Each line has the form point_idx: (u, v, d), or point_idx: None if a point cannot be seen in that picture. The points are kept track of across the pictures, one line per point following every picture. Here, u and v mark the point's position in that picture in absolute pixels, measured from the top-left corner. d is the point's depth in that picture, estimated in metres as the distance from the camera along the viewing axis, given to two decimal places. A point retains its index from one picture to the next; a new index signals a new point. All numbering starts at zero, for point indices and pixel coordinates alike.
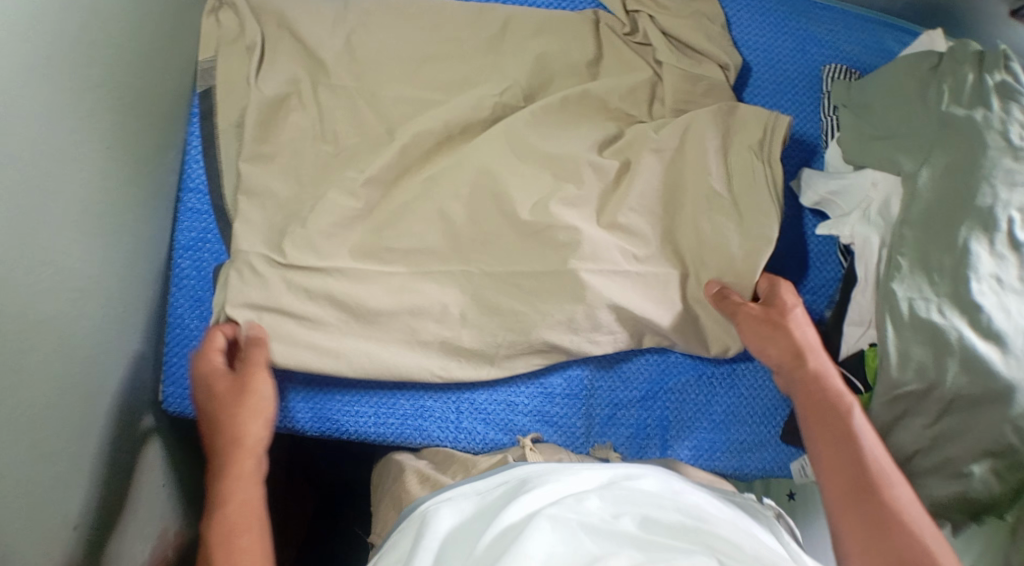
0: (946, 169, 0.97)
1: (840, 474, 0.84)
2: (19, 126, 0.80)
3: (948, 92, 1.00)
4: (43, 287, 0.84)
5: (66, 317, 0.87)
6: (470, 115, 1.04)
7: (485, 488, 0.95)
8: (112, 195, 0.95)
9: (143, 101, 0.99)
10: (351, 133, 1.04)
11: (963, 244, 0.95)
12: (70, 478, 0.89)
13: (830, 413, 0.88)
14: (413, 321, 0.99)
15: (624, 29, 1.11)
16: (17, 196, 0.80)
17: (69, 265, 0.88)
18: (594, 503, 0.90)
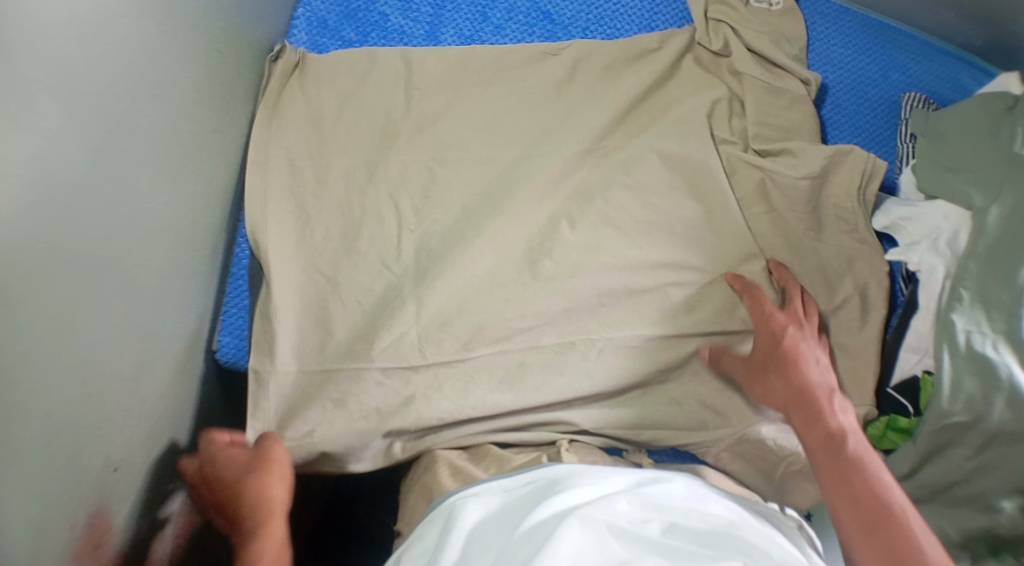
0: (1014, 207, 0.98)
1: (851, 508, 0.80)
2: (107, 42, 0.78)
3: (1022, 133, 1.01)
4: (113, 211, 0.82)
5: (132, 249, 0.85)
6: (560, 107, 1.05)
7: (512, 484, 0.92)
8: (188, 133, 0.92)
9: (231, 46, 0.97)
10: (439, 107, 1.04)
11: (1021, 282, 0.95)
12: (120, 417, 0.85)
13: (837, 453, 0.83)
14: (484, 305, 0.99)
15: (705, 37, 1.09)
16: (96, 115, 0.78)
17: (141, 194, 0.86)
18: (623, 505, 0.88)
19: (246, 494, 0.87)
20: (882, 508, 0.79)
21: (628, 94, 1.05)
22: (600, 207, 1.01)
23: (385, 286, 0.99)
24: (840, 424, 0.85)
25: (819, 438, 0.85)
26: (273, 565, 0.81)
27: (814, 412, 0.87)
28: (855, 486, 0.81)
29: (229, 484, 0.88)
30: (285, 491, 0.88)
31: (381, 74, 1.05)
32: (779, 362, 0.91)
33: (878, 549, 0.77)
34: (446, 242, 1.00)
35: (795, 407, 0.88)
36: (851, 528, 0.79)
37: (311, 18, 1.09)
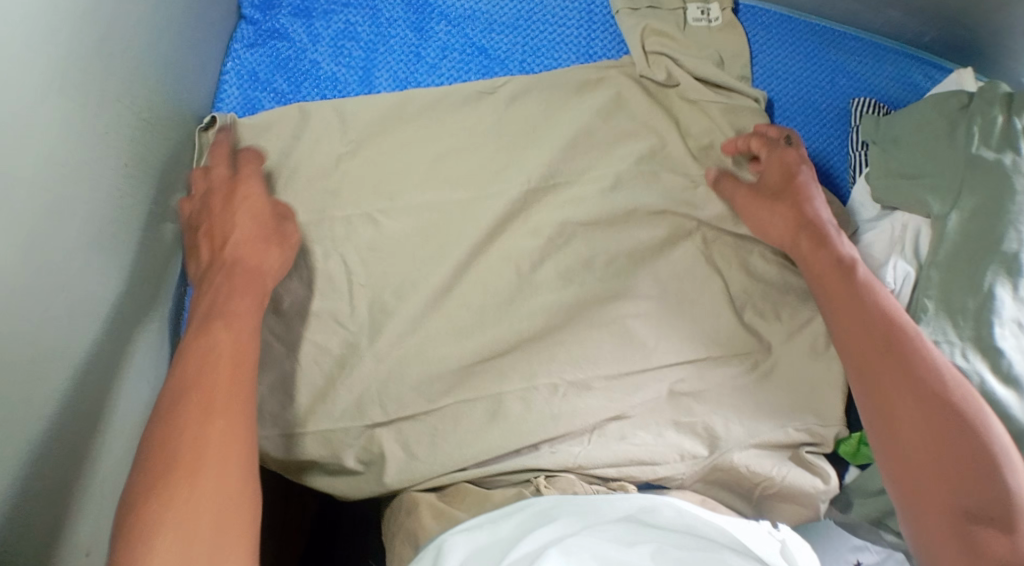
0: (975, 211, 0.97)
1: (860, 332, 0.88)
2: (33, 128, 0.77)
3: (978, 132, 1.00)
4: (68, 299, 0.81)
5: (88, 332, 0.84)
6: (505, 143, 1.03)
7: (498, 518, 0.89)
8: (132, 206, 0.91)
9: (162, 113, 0.96)
10: (382, 154, 1.02)
11: (987, 287, 0.94)
12: (83, 505, 0.84)
13: (841, 281, 0.91)
14: (443, 354, 0.97)
15: (646, 68, 1.07)
16: (26, 207, 0.76)
17: (92, 275, 0.85)
18: (610, 532, 0.84)
19: (239, 254, 0.89)
20: (900, 335, 0.87)
21: (572, 124, 1.03)
22: (553, 241, 1.00)
23: (340, 341, 0.98)
24: (847, 252, 0.93)
25: (824, 271, 0.93)
26: (239, 340, 0.83)
27: (823, 246, 0.94)
28: (864, 313, 0.89)
29: (241, 228, 0.91)
30: (277, 266, 0.91)
31: (319, 124, 1.03)
32: (788, 198, 0.97)
33: (885, 381, 0.85)
34: (401, 293, 0.98)
35: (805, 234, 0.95)
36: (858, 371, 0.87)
37: (240, 71, 1.07)
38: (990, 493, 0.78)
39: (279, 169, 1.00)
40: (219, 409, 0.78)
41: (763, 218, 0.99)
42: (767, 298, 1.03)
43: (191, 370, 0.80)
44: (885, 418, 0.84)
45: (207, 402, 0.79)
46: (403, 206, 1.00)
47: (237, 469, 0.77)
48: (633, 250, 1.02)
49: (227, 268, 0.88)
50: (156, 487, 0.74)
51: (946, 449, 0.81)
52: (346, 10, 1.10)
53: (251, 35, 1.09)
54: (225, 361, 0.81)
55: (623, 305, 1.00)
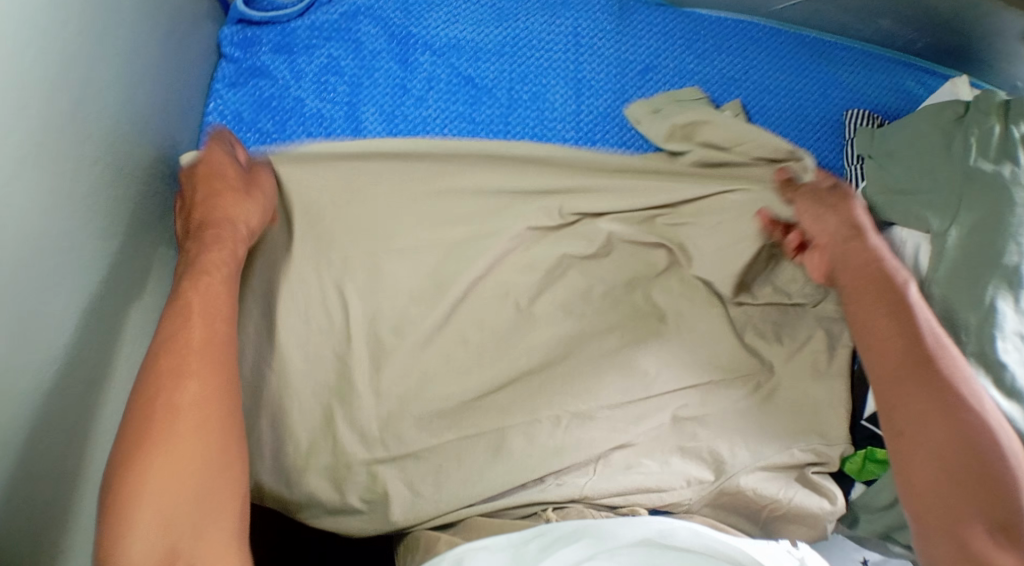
0: (974, 228, 0.96)
1: (894, 340, 0.85)
2: (21, 185, 0.76)
3: (975, 144, 0.99)
4: (63, 358, 0.80)
5: (83, 395, 0.84)
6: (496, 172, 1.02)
7: (520, 541, 0.84)
8: (120, 254, 0.90)
9: (146, 155, 0.94)
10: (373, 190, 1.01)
11: (989, 302, 0.93)
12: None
13: (878, 287, 0.88)
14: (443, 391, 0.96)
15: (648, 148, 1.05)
16: (17, 267, 0.75)
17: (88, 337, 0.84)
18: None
19: (211, 212, 0.89)
20: (936, 348, 0.84)
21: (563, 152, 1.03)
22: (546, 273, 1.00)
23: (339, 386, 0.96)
24: (887, 263, 0.90)
25: (855, 265, 0.90)
26: (213, 295, 0.83)
27: (855, 238, 0.92)
28: (902, 320, 0.86)
29: (213, 190, 0.92)
30: (254, 215, 0.92)
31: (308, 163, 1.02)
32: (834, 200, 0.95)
33: (924, 388, 0.82)
34: (397, 331, 0.97)
35: (849, 237, 0.92)
36: (880, 368, 0.85)
37: (223, 111, 1.05)
38: (1007, 512, 0.77)
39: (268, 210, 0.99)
40: (191, 371, 0.77)
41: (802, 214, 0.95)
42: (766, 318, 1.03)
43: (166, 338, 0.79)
44: (906, 424, 0.81)
45: (177, 366, 0.77)
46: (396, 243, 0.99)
47: (192, 463, 0.74)
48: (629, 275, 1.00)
49: (201, 228, 0.88)
50: (131, 443, 0.73)
51: (967, 461, 0.79)
52: (328, 44, 1.09)
53: (232, 74, 1.07)
54: (196, 349, 0.79)
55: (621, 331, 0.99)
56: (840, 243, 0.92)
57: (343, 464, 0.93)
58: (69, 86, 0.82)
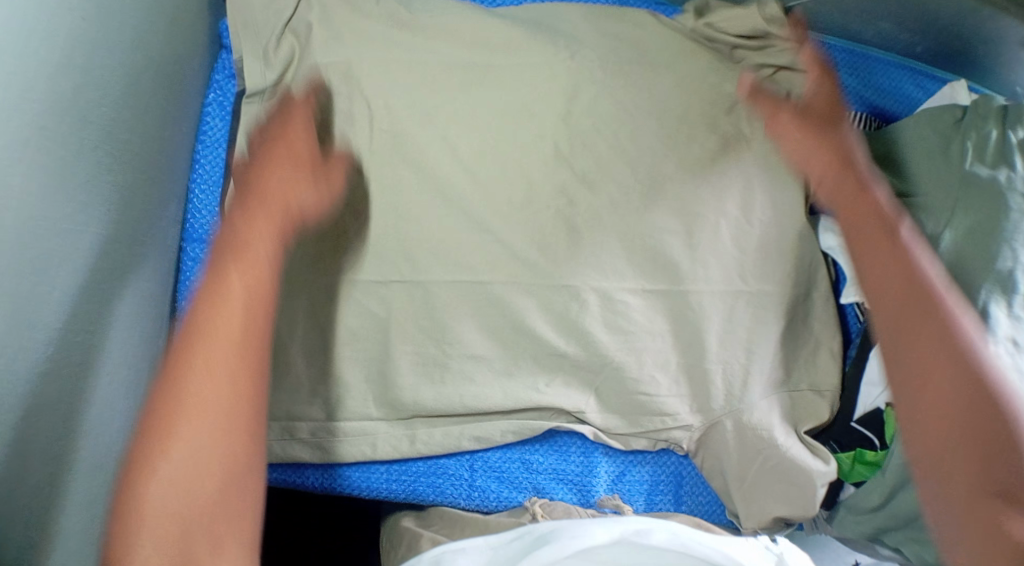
0: (968, 232, 0.96)
1: (886, 285, 0.93)
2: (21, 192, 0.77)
3: (972, 149, 0.99)
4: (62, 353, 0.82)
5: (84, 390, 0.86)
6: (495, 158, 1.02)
7: (498, 543, 0.89)
8: (120, 249, 0.91)
9: (144, 150, 0.95)
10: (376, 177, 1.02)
11: (981, 307, 0.94)
12: (83, 547, 0.86)
13: (876, 223, 0.95)
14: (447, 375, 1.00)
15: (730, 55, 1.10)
16: (18, 272, 0.76)
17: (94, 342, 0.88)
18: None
19: (271, 176, 0.88)
20: (931, 287, 0.92)
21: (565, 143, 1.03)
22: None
23: (336, 385, 0.99)
24: (882, 200, 0.96)
25: (852, 202, 0.97)
26: (256, 281, 0.81)
27: (865, 197, 0.96)
28: (907, 263, 0.93)
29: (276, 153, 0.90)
30: (268, 247, 0.84)
31: None
32: (822, 123, 1.01)
33: (933, 321, 0.90)
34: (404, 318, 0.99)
35: (844, 164, 0.98)
36: (891, 323, 0.92)
37: (222, 102, 1.05)
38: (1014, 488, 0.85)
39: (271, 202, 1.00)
40: (228, 334, 0.79)
41: (789, 144, 1.00)
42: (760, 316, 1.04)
43: (205, 314, 0.79)
44: (933, 382, 0.88)
45: (212, 326, 0.79)
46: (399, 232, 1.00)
47: (221, 469, 0.76)
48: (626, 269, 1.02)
49: (260, 201, 0.86)
50: (157, 424, 0.75)
51: (978, 405, 0.87)
52: None
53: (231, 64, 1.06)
54: (232, 313, 0.80)
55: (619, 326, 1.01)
56: (834, 167, 0.99)
57: (347, 441, 1.00)
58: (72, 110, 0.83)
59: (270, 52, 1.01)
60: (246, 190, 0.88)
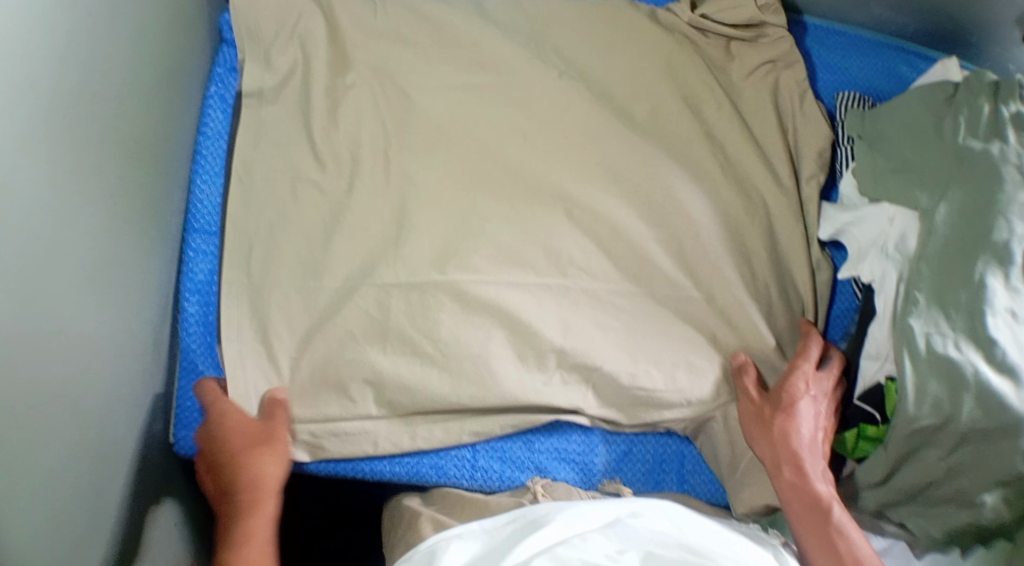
0: (963, 205, 0.97)
1: (809, 508, 0.91)
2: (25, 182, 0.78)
3: (964, 123, 1.00)
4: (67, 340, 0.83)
5: (90, 378, 0.87)
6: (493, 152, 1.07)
7: (492, 526, 0.91)
8: (125, 239, 0.93)
9: (146, 141, 0.96)
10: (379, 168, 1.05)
11: (979, 278, 0.94)
12: (92, 531, 0.88)
13: (797, 474, 0.93)
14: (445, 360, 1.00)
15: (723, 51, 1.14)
16: (24, 259, 0.78)
17: (97, 330, 0.89)
18: (598, 539, 0.87)
19: (246, 470, 0.92)
20: (825, 499, 0.91)
21: (560, 136, 1.08)
22: (536, 266, 1.03)
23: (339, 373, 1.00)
24: (801, 443, 0.94)
25: (785, 459, 0.94)
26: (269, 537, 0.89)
27: (768, 436, 0.96)
28: (821, 520, 0.90)
29: (241, 446, 0.94)
30: (279, 470, 0.94)
31: (310, 141, 1.05)
32: (778, 416, 0.96)
33: (820, 538, 0.89)
34: (408, 301, 1.01)
35: (785, 462, 0.94)
36: (799, 503, 0.92)
37: (223, 95, 1.06)
38: None
39: (276, 193, 1.03)
40: None
41: (745, 420, 0.99)
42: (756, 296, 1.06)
43: (257, 543, 0.89)
44: (828, 563, 0.88)
45: None
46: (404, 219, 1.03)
47: None
48: (622, 252, 1.05)
49: (237, 429, 0.94)
50: None
51: None
52: None
53: (232, 58, 1.07)
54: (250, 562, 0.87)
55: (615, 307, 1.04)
56: (779, 439, 0.95)
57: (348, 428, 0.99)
58: (76, 100, 0.85)
59: (274, 54, 1.06)
60: (240, 490, 0.92)
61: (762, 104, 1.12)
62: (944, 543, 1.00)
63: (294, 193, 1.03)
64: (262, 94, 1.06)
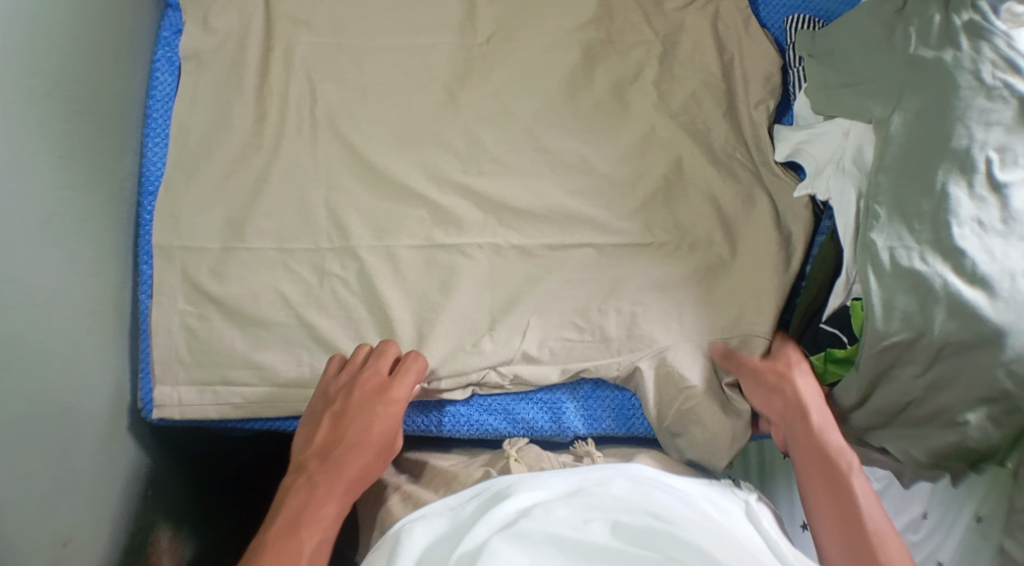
0: (920, 112, 0.95)
1: (818, 474, 0.90)
2: None
3: (915, 34, 0.98)
4: (18, 302, 0.85)
5: (45, 340, 0.89)
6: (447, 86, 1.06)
7: (457, 503, 0.92)
8: (78, 202, 0.95)
9: (95, 106, 0.98)
10: (332, 115, 1.05)
11: (940, 187, 0.92)
12: (57, 492, 0.90)
13: (820, 465, 0.90)
14: (416, 306, 1.01)
15: None
16: None
17: (52, 293, 0.90)
18: (562, 511, 0.87)
19: (352, 456, 0.91)
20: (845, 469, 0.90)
21: (510, 71, 1.07)
22: (495, 210, 1.03)
23: (297, 324, 1.00)
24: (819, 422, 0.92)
25: (801, 442, 0.92)
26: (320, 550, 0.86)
27: (780, 395, 0.94)
28: (841, 500, 0.88)
29: (363, 424, 0.93)
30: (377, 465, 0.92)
31: (260, 95, 1.05)
32: (780, 377, 0.95)
33: (835, 519, 0.87)
34: (374, 246, 1.02)
35: (795, 420, 0.93)
36: (813, 478, 0.90)
37: (171, 58, 1.07)
38: None
39: (226, 149, 1.03)
40: None
41: (759, 392, 0.96)
42: (721, 225, 1.03)
43: (308, 526, 0.86)
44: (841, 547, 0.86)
45: None
46: (361, 166, 1.04)
47: None
48: (583, 187, 1.04)
49: (362, 429, 0.92)
50: None
51: None
52: None
53: (179, 21, 1.08)
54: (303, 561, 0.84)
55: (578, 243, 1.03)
56: (790, 415, 0.94)
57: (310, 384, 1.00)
58: (15, 70, 0.86)
59: (212, 16, 1.06)
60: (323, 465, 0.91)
61: (706, 28, 1.09)
62: (931, 466, 0.96)
63: (244, 151, 1.04)
64: (200, 56, 1.05)
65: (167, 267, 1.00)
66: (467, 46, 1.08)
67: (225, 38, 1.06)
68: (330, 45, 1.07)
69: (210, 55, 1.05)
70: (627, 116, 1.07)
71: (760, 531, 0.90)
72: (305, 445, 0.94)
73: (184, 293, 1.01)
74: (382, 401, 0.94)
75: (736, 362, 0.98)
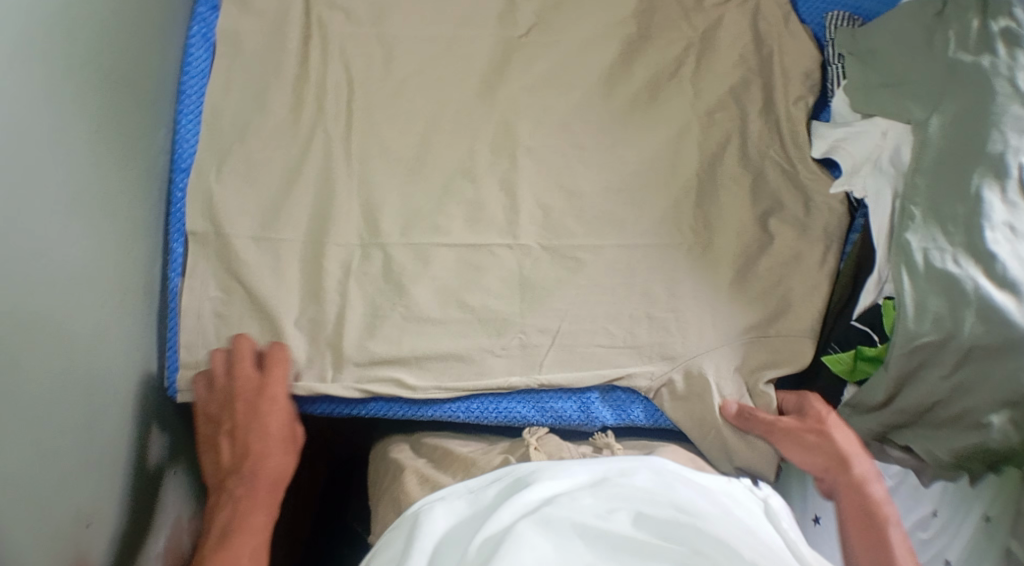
0: (956, 116, 0.96)
1: (858, 521, 0.90)
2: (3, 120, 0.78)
3: (955, 38, 0.99)
4: (48, 277, 0.83)
5: (73, 316, 0.87)
6: (486, 75, 1.06)
7: (479, 487, 0.92)
8: (109, 177, 0.93)
9: (130, 81, 0.96)
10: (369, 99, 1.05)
11: (975, 191, 0.92)
12: (81, 471, 0.88)
13: (863, 514, 0.90)
14: (452, 292, 1.00)
15: None
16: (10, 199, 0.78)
17: (81, 268, 0.89)
18: (586, 500, 0.86)
19: (257, 458, 0.92)
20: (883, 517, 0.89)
21: (550, 62, 1.07)
22: (530, 201, 1.03)
23: (325, 310, 0.99)
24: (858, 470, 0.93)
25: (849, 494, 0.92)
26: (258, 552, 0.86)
27: (817, 442, 0.95)
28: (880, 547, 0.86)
29: (251, 427, 0.93)
30: (284, 460, 0.94)
31: (298, 77, 1.04)
32: (813, 427, 0.96)
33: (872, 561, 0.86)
34: (407, 232, 1.01)
35: (838, 469, 0.93)
36: (856, 525, 0.90)
37: (206, 33, 1.04)
38: None
39: (262, 130, 1.02)
40: None
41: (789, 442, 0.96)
42: (755, 224, 1.04)
43: (242, 534, 0.87)
44: None
45: None
46: (397, 151, 1.03)
47: None
48: (618, 180, 1.04)
49: (258, 430, 0.93)
50: None
51: None
52: None
53: None
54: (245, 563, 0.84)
55: (610, 236, 1.02)
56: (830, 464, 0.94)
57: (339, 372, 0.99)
58: (51, 38, 0.84)
59: None
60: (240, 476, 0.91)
61: (744, 27, 1.09)
62: (954, 467, 0.95)
63: (280, 132, 1.03)
64: (238, 35, 1.04)
65: (197, 247, 0.99)
66: (507, 35, 1.07)
67: (266, 18, 1.05)
68: (370, 29, 1.06)
69: (247, 35, 1.04)
70: (667, 110, 1.06)
71: (781, 532, 0.89)
72: (214, 464, 0.95)
73: (215, 280, 0.99)
74: (263, 401, 0.94)
75: (750, 421, 0.97)
